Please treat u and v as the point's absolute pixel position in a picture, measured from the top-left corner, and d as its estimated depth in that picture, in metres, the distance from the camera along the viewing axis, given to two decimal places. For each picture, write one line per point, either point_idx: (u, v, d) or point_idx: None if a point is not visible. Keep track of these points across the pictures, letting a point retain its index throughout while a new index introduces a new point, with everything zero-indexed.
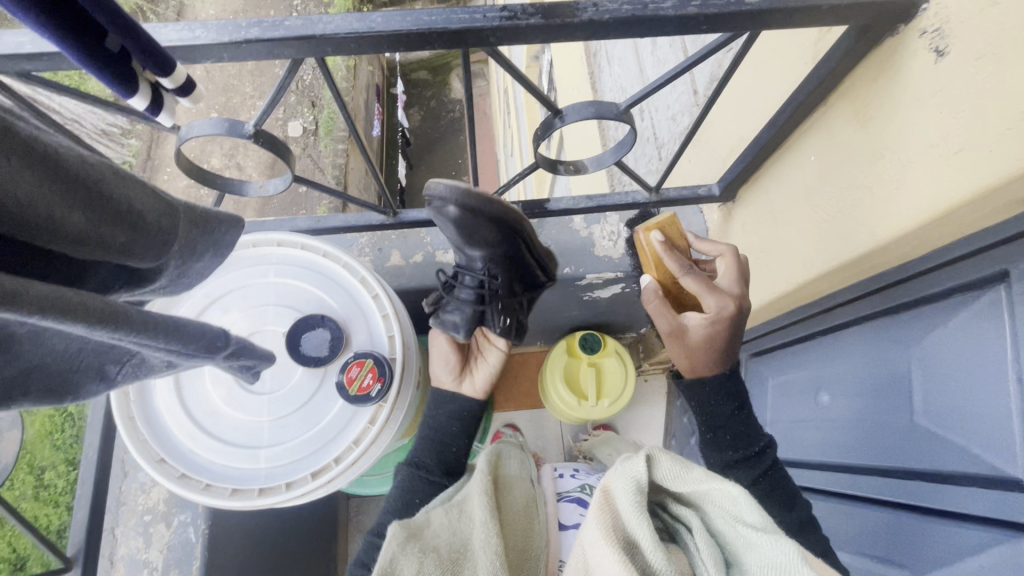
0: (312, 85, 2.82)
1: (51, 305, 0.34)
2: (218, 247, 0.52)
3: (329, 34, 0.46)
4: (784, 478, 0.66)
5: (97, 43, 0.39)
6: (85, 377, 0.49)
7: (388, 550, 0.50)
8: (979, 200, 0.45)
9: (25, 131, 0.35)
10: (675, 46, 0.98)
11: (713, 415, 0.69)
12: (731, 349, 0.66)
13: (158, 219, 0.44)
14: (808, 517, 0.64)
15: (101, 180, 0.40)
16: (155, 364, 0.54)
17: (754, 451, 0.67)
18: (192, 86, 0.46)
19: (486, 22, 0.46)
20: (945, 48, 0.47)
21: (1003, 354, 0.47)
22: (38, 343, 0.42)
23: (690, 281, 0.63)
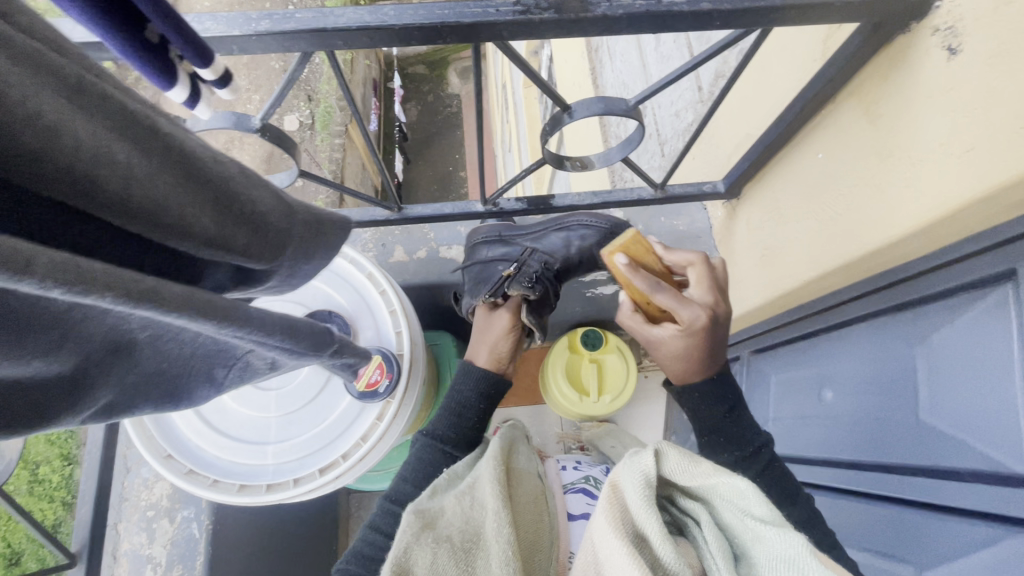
0: (310, 78, 2.81)
1: (186, 302, 0.32)
2: (326, 250, 0.50)
3: (340, 27, 0.46)
4: (787, 476, 0.65)
5: (137, 31, 0.36)
6: (194, 381, 0.49)
7: (402, 540, 0.50)
8: (991, 197, 0.45)
9: (159, 127, 0.34)
10: (680, 43, 0.97)
11: (712, 418, 0.68)
12: (714, 355, 0.67)
13: (277, 220, 0.43)
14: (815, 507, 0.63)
15: (228, 179, 0.39)
16: (257, 368, 0.53)
17: (750, 451, 0.67)
18: (229, 76, 0.44)
19: (499, 17, 0.46)
20: (957, 45, 0.47)
21: (1011, 350, 0.48)
22: (152, 346, 0.43)
23: (661, 298, 0.62)
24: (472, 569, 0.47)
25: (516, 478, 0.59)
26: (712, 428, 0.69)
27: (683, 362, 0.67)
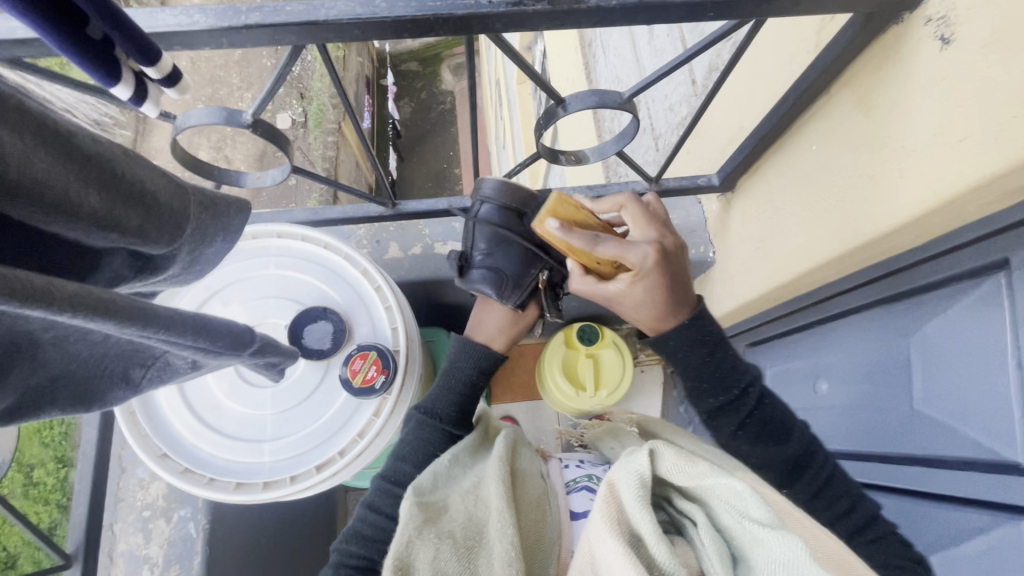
0: (302, 75, 2.80)
1: (80, 302, 0.34)
2: (230, 231, 0.52)
3: (332, 20, 0.45)
4: (773, 416, 0.66)
5: (80, 31, 0.39)
6: (110, 383, 0.52)
7: (404, 534, 0.51)
8: (981, 188, 0.45)
9: (33, 108, 0.35)
10: (673, 36, 0.97)
11: (693, 365, 0.66)
12: (679, 289, 0.64)
13: (169, 200, 0.45)
14: (808, 445, 0.65)
15: (114, 159, 0.41)
16: (178, 367, 0.55)
17: (738, 395, 0.66)
18: (178, 76, 0.46)
19: (491, 8, 0.45)
20: (950, 35, 0.47)
21: (1004, 341, 0.48)
22: (59, 348, 0.45)
23: (605, 249, 0.61)
24: (476, 569, 0.47)
25: (520, 478, 0.59)
26: (697, 376, 0.66)
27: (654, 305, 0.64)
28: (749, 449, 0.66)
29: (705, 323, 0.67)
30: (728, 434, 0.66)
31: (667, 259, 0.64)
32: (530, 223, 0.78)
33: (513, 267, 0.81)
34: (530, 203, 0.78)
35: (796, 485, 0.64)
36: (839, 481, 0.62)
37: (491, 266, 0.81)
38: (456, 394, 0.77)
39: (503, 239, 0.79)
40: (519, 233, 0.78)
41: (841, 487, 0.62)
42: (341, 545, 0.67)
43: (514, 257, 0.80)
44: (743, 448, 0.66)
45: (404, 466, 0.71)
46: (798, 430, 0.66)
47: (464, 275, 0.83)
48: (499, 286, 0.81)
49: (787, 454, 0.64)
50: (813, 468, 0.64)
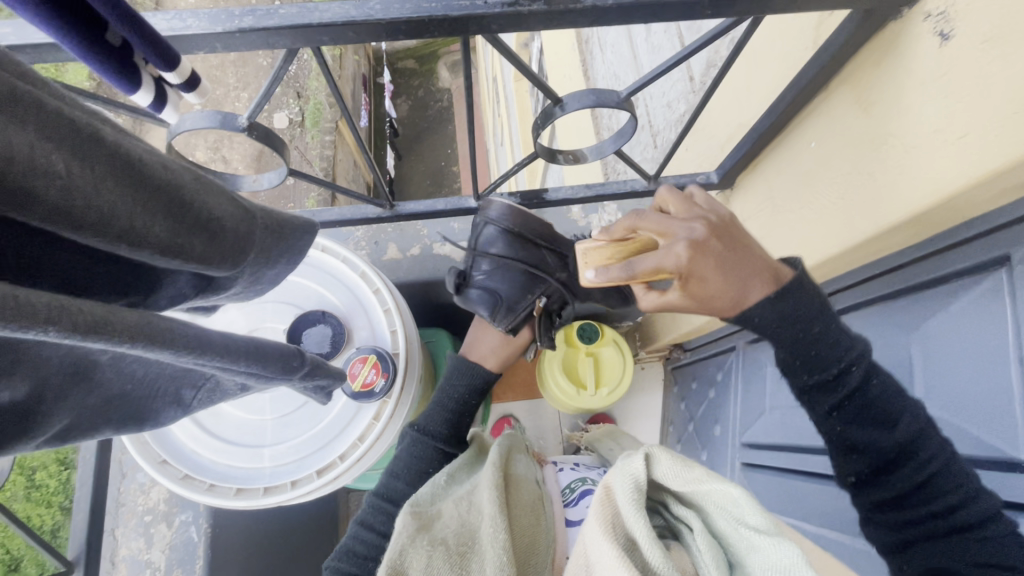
0: (298, 75, 2.79)
1: (137, 331, 0.34)
2: (291, 254, 0.54)
3: (325, 22, 0.45)
4: (881, 397, 0.53)
5: (99, 36, 0.39)
6: (163, 403, 0.52)
7: (398, 541, 0.50)
8: (982, 184, 0.45)
9: (106, 135, 0.36)
10: (670, 32, 0.97)
11: (789, 340, 0.54)
12: (744, 253, 0.52)
13: (235, 226, 0.45)
14: (920, 435, 0.51)
15: (182, 186, 0.41)
16: (228, 389, 0.56)
17: (837, 372, 0.54)
18: (197, 80, 0.47)
19: (487, 9, 0.45)
20: (949, 31, 0.47)
21: (1005, 338, 0.48)
22: (116, 368, 0.46)
23: (643, 271, 0.49)
24: (467, 571, 0.47)
25: (514, 484, 0.59)
26: (786, 350, 0.55)
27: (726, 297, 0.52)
28: (845, 432, 0.55)
29: (798, 297, 0.53)
30: (823, 414, 0.55)
31: (715, 248, 0.51)
32: (535, 249, 0.80)
33: (511, 292, 0.82)
34: (537, 231, 0.79)
35: (901, 474, 0.53)
36: (956, 474, 0.49)
37: (487, 287, 0.83)
38: (448, 410, 0.81)
39: (505, 261, 0.81)
40: (521, 257, 0.80)
41: (955, 480, 0.49)
42: (334, 565, 0.63)
43: (513, 283, 0.82)
44: (835, 431, 0.55)
45: (397, 484, 0.71)
46: (912, 413, 0.52)
47: (463, 293, 0.84)
48: (494, 307, 0.84)
49: (893, 440, 0.52)
50: (928, 458, 0.51)
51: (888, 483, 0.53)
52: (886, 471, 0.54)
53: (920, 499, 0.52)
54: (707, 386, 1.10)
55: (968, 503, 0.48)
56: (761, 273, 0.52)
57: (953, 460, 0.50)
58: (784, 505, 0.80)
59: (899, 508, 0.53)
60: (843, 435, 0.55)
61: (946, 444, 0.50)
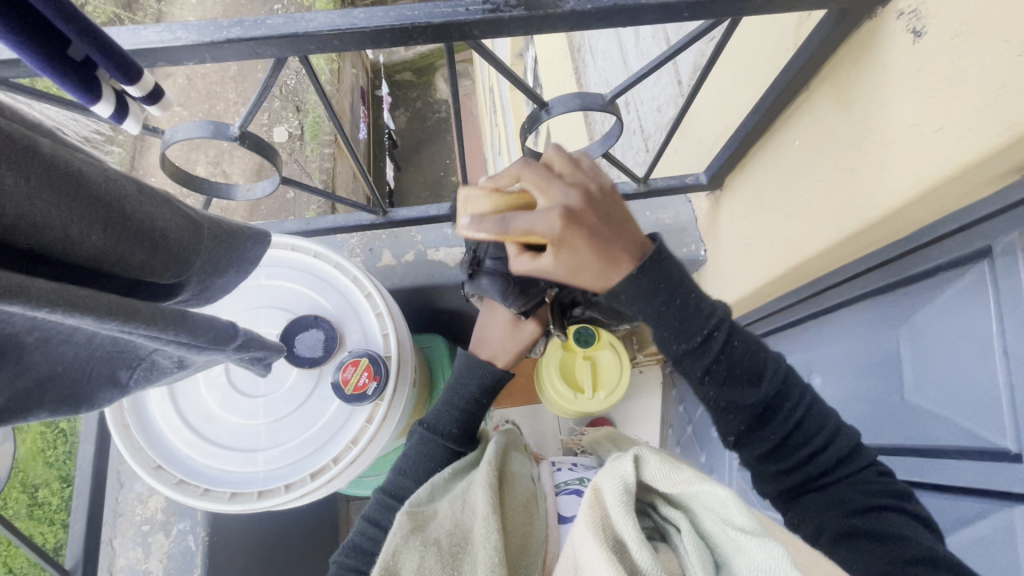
0: (295, 89, 2.82)
1: (56, 298, 0.36)
2: (241, 261, 0.57)
3: (312, 31, 0.46)
4: (741, 356, 0.58)
5: (58, 49, 0.40)
6: (98, 386, 0.53)
7: (391, 541, 0.51)
8: (962, 175, 0.46)
9: (48, 149, 0.38)
10: (658, 38, 0.98)
11: (652, 319, 0.56)
12: (615, 226, 0.52)
13: (180, 236, 0.48)
14: (778, 388, 0.58)
15: (126, 198, 0.43)
16: (164, 367, 0.56)
17: (702, 340, 0.57)
18: (160, 93, 0.47)
19: (468, 15, 0.46)
20: (922, 27, 0.48)
21: (990, 329, 0.49)
22: (44, 350, 0.46)
23: (514, 228, 0.48)
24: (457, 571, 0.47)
25: (508, 484, 0.59)
26: (658, 325, 0.56)
27: (593, 269, 0.52)
28: (718, 395, 0.59)
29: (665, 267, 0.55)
30: (697, 379, 0.59)
31: (590, 218, 0.50)
32: None
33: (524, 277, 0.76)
34: None
35: (772, 425, 0.59)
36: (818, 415, 0.58)
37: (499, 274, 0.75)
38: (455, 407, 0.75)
39: None
40: None
41: (818, 424, 0.58)
42: (339, 560, 0.65)
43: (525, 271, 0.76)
44: (710, 394, 0.59)
45: (385, 491, 0.70)
46: (772, 367, 0.59)
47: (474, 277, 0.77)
48: (505, 292, 0.76)
49: (759, 397, 0.58)
50: (791, 404, 0.59)
51: (764, 435, 0.59)
52: (759, 426, 0.59)
53: (789, 448, 0.58)
54: None
55: (832, 443, 0.57)
56: (627, 255, 0.53)
57: (812, 403, 0.59)
58: (782, 504, 0.80)
59: (779, 457, 0.59)
60: (718, 397, 0.59)
61: (802, 392, 0.59)
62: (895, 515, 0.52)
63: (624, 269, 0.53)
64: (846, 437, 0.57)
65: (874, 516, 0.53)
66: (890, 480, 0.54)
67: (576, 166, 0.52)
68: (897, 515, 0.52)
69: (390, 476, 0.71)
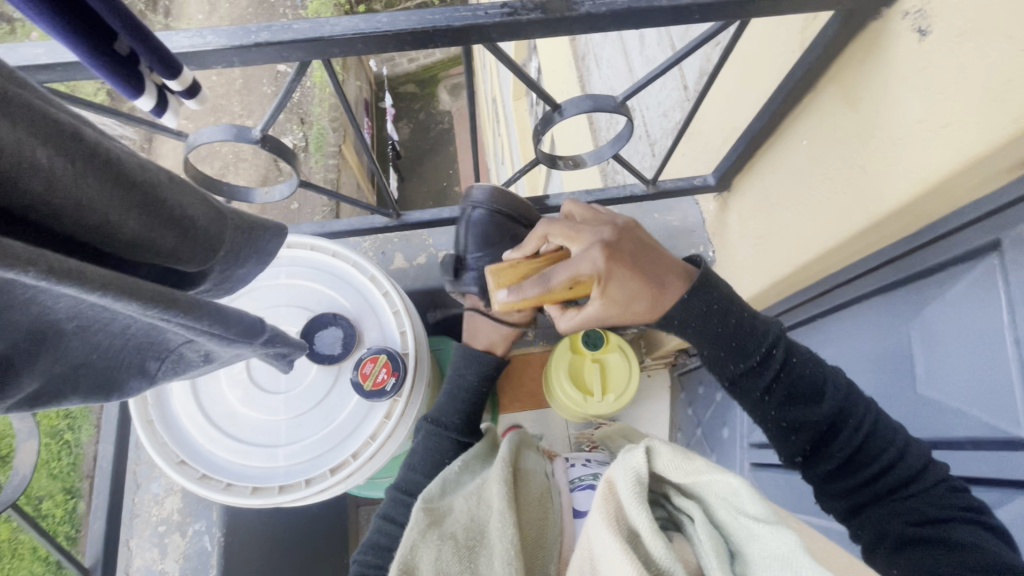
0: (301, 101, 2.87)
1: (108, 282, 0.37)
2: (258, 254, 0.57)
3: (336, 36, 0.48)
4: (802, 374, 0.60)
5: (105, 45, 0.42)
6: (128, 373, 0.54)
7: (408, 537, 0.52)
8: (972, 168, 0.47)
9: (90, 135, 0.40)
10: (663, 44, 1.00)
11: (711, 332, 0.61)
12: (658, 259, 0.61)
13: (206, 224, 0.50)
14: (842, 401, 0.58)
15: (159, 184, 0.45)
16: (192, 360, 0.58)
17: (761, 358, 0.60)
18: (197, 87, 0.50)
19: (488, 19, 0.48)
20: (927, 27, 0.49)
21: (1001, 321, 0.50)
22: (83, 336, 0.47)
23: (557, 276, 0.58)
24: (477, 567, 0.49)
25: (522, 478, 0.60)
26: (714, 345, 0.61)
27: (647, 297, 0.60)
28: (779, 413, 0.60)
29: (713, 290, 0.62)
30: (756, 400, 0.61)
31: (623, 250, 0.60)
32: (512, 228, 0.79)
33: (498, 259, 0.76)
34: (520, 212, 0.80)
35: (836, 441, 0.58)
36: (888, 428, 0.56)
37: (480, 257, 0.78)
38: (466, 401, 0.75)
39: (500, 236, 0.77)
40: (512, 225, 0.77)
41: (888, 437, 0.56)
42: (359, 559, 0.63)
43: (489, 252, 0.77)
44: (772, 413, 0.61)
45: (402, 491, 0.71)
46: (833, 383, 0.59)
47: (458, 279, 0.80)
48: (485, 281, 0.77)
49: (824, 413, 0.59)
50: (855, 421, 0.57)
51: (826, 454, 0.59)
52: (823, 444, 0.59)
53: (855, 465, 0.58)
54: (714, 390, 1.10)
55: (901, 459, 0.54)
56: (675, 278, 0.62)
57: (879, 418, 0.57)
58: (795, 501, 0.80)
59: (844, 476, 0.58)
60: (778, 416, 0.60)
61: (868, 404, 0.57)
62: (966, 528, 0.48)
63: (675, 294, 0.61)
64: (915, 448, 0.54)
65: (946, 528, 0.50)
66: (965, 494, 0.50)
67: (594, 213, 0.65)
68: (969, 529, 0.48)
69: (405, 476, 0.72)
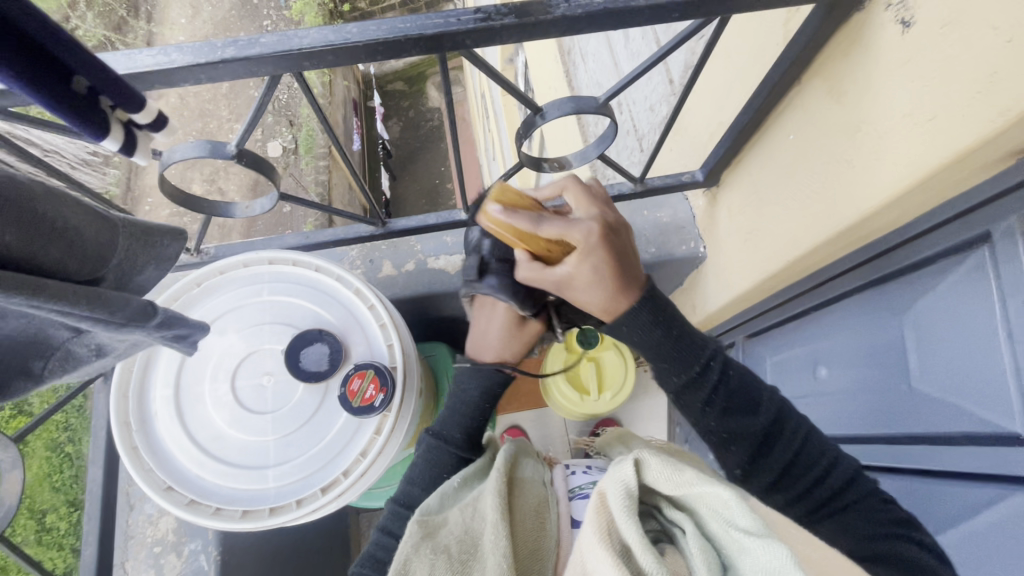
0: (288, 104, 2.84)
1: None
2: (160, 259, 0.58)
3: (305, 48, 0.46)
4: (739, 386, 0.61)
5: (64, 87, 0.41)
6: (9, 373, 0.53)
7: (402, 550, 0.52)
8: (957, 162, 0.46)
9: None
10: (647, 38, 0.98)
11: (653, 341, 0.61)
12: (631, 265, 0.60)
13: (91, 234, 0.50)
14: (776, 414, 0.60)
15: (34, 198, 0.46)
16: (82, 355, 0.58)
17: (699, 371, 0.61)
18: (164, 120, 0.50)
19: (460, 25, 0.47)
20: (910, 18, 0.48)
21: (993, 316, 0.49)
22: None
23: (547, 228, 0.56)
24: None
25: (517, 488, 0.59)
26: (655, 357, 0.62)
27: (605, 290, 0.59)
28: (719, 425, 0.61)
29: (656, 302, 0.62)
30: (699, 412, 0.62)
31: (614, 239, 0.59)
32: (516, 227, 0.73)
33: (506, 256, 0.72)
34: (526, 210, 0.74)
35: (770, 455, 0.60)
36: (817, 444, 0.59)
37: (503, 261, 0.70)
38: (462, 413, 0.74)
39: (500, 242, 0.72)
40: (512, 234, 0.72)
41: (817, 453, 0.58)
42: (356, 571, 0.64)
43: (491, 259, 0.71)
44: (712, 425, 0.61)
45: (397, 502, 0.70)
46: (769, 397, 0.61)
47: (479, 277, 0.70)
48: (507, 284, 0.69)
49: (761, 425, 0.60)
50: (790, 432, 0.60)
51: (763, 466, 0.60)
52: (761, 457, 0.60)
53: (793, 477, 0.59)
54: None
55: (831, 471, 0.57)
56: (636, 288, 0.61)
57: (810, 432, 0.60)
58: None
59: (780, 488, 0.59)
60: (717, 427, 0.61)
61: (800, 421, 0.60)
62: (906, 543, 0.50)
63: (631, 299, 0.61)
64: (845, 463, 0.57)
65: (892, 543, 0.51)
66: (895, 507, 0.53)
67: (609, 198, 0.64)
68: (907, 543, 0.50)
69: (403, 484, 0.71)
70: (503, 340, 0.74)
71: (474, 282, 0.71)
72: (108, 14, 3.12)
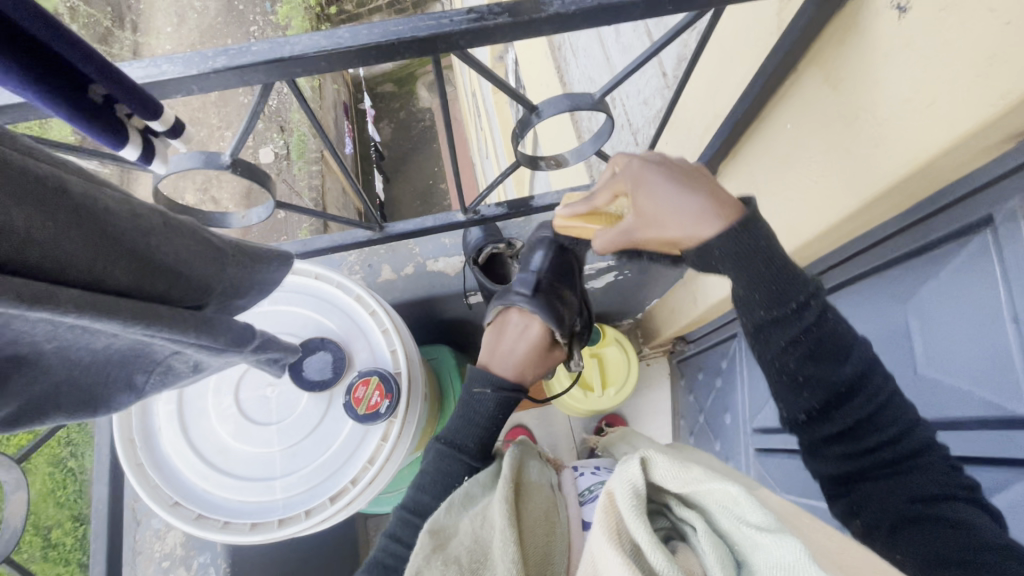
0: (279, 109, 2.82)
1: (83, 303, 0.38)
2: (261, 284, 0.58)
3: (298, 54, 0.46)
4: (831, 330, 0.54)
5: (83, 97, 0.45)
6: (116, 388, 0.55)
7: (415, 563, 0.51)
8: (958, 146, 0.46)
9: (72, 185, 0.39)
10: (639, 31, 0.98)
11: (753, 273, 0.53)
12: (708, 186, 0.56)
13: (200, 265, 0.49)
14: (864, 367, 0.53)
15: (150, 229, 0.45)
16: (180, 371, 0.59)
17: (795, 309, 0.54)
18: (179, 126, 0.55)
19: (453, 26, 0.46)
20: (906, 3, 0.48)
21: (998, 299, 0.49)
22: (59, 357, 0.47)
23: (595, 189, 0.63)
24: None
25: (527, 492, 0.58)
26: (750, 287, 0.54)
27: (681, 209, 0.55)
28: (803, 369, 0.54)
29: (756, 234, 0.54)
30: (779, 351, 0.55)
31: (678, 166, 0.57)
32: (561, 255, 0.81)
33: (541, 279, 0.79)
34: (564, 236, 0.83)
35: (846, 407, 0.53)
36: (900, 403, 0.53)
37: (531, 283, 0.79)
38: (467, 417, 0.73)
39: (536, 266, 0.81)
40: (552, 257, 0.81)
41: (901, 409, 0.52)
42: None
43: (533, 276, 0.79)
44: (789, 367, 0.54)
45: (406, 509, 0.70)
46: (860, 348, 0.54)
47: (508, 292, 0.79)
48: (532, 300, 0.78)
49: (845, 372, 0.53)
50: (871, 390, 0.53)
51: (832, 416, 0.54)
52: (831, 407, 0.54)
53: (861, 429, 0.53)
54: (714, 375, 1.09)
55: (907, 432, 0.52)
56: (723, 207, 0.54)
57: (893, 392, 0.53)
58: (801, 484, 0.79)
59: (841, 440, 0.54)
60: (798, 372, 0.54)
61: (887, 379, 0.53)
62: (962, 505, 0.48)
63: (720, 219, 0.54)
64: (921, 430, 0.52)
65: (946, 506, 0.48)
66: (963, 473, 0.50)
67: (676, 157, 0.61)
68: (965, 505, 0.48)
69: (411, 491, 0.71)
70: (526, 356, 0.76)
71: (507, 295, 0.79)
72: (92, 25, 3.08)
